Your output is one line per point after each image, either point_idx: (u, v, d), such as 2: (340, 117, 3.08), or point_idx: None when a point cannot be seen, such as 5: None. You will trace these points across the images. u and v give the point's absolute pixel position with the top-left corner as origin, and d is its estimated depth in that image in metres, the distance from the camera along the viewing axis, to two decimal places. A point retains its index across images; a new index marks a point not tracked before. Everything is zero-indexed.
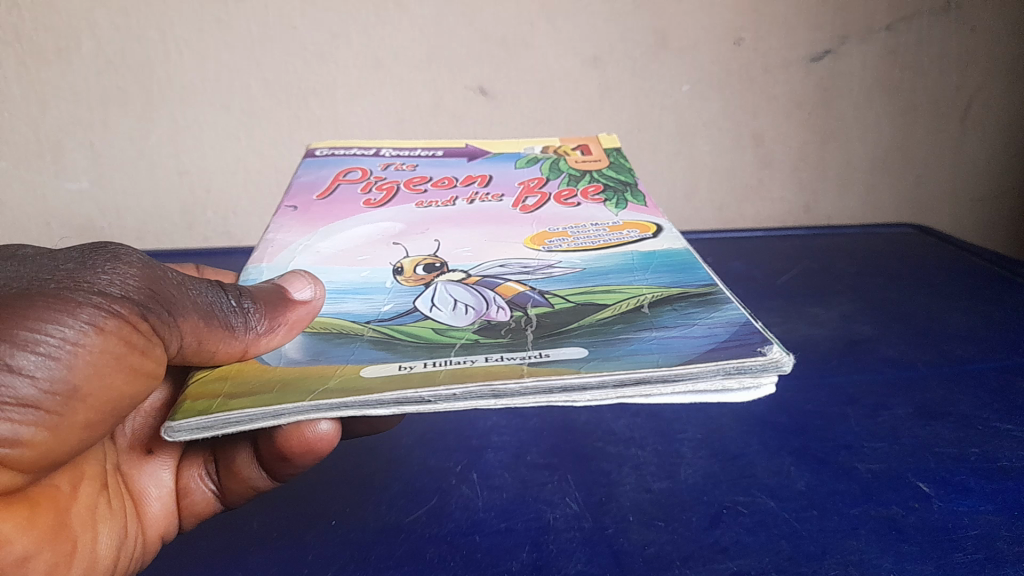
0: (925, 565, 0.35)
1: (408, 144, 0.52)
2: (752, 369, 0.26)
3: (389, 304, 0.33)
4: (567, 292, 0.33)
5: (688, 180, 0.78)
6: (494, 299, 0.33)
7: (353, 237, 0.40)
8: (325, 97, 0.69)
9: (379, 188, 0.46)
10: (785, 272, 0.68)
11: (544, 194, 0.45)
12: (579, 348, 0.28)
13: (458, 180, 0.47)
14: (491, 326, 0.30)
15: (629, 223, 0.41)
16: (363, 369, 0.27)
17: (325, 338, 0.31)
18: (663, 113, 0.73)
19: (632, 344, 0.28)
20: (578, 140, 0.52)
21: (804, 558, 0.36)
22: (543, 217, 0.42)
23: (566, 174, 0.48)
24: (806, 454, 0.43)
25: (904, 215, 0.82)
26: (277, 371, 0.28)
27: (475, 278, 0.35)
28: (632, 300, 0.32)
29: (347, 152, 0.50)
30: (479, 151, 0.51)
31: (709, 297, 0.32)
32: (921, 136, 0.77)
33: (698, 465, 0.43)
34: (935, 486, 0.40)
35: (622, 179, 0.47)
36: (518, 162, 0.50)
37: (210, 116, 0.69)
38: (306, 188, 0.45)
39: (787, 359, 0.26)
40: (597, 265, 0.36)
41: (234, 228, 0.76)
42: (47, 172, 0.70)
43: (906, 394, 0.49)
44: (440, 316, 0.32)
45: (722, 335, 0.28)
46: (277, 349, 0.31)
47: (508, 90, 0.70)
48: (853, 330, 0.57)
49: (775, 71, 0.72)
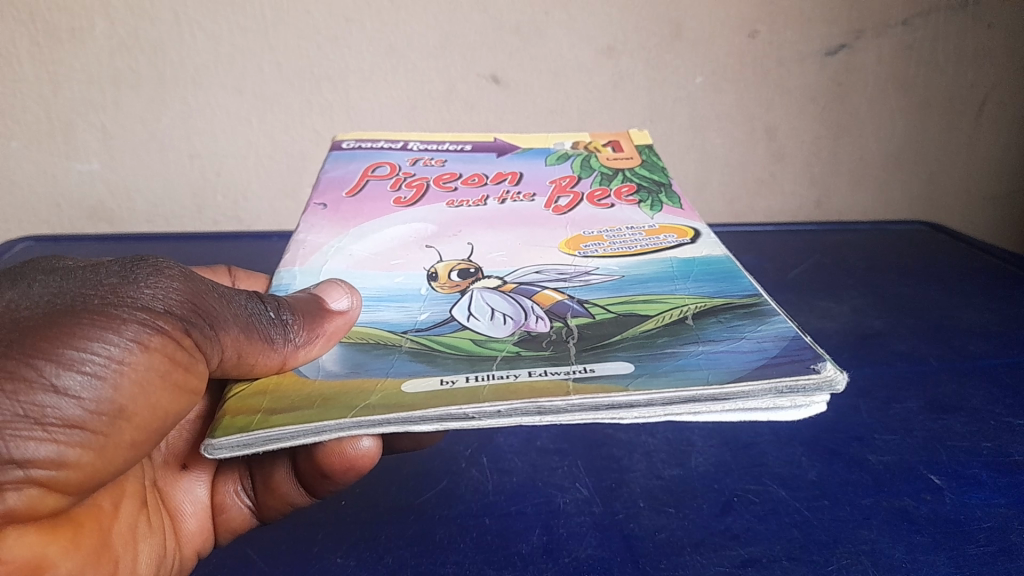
0: (936, 556, 0.35)
1: (436, 136, 0.51)
2: (803, 388, 0.26)
3: (426, 312, 0.33)
4: (608, 302, 0.33)
5: (700, 172, 0.78)
6: (531, 309, 0.33)
7: (385, 238, 0.40)
8: (338, 81, 0.69)
9: (409, 185, 0.46)
10: (796, 266, 0.68)
11: (577, 194, 0.45)
12: (626, 363, 0.28)
13: (488, 178, 0.47)
14: (530, 338, 0.30)
15: (665, 227, 0.41)
16: (405, 383, 0.27)
17: (368, 351, 0.31)
18: (676, 104, 0.73)
19: (678, 359, 0.28)
20: (608, 136, 0.52)
21: (815, 547, 0.36)
22: (578, 218, 0.42)
23: (599, 173, 0.47)
24: (817, 445, 0.43)
25: (916, 210, 0.82)
26: (317, 385, 0.28)
27: (511, 285, 0.35)
28: (675, 311, 0.32)
29: (375, 145, 0.50)
30: (508, 145, 0.51)
31: (754, 308, 0.32)
32: (935, 133, 0.77)
33: (710, 454, 0.43)
34: (946, 478, 0.40)
35: (656, 178, 0.47)
36: (549, 158, 0.49)
37: (221, 100, 0.69)
38: (336, 183, 0.45)
39: (840, 378, 0.26)
40: (636, 272, 0.36)
41: (243, 212, 0.76)
42: (58, 153, 0.70)
43: (919, 388, 0.49)
44: (478, 327, 0.32)
45: (772, 350, 0.28)
46: (317, 361, 0.31)
47: (521, 77, 0.70)
48: (864, 324, 0.57)
49: (790, 64, 0.71)
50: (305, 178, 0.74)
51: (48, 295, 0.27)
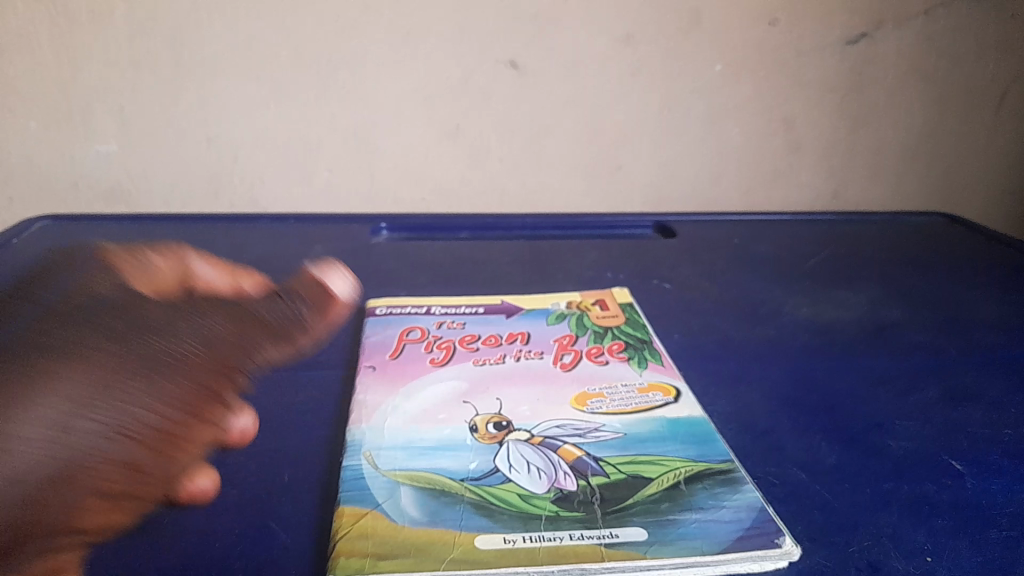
0: (960, 540, 0.34)
1: (452, 300, 0.54)
2: (771, 557, 0.32)
3: (474, 460, 0.36)
4: (617, 462, 0.37)
5: (716, 163, 0.77)
6: (558, 464, 0.37)
7: (432, 391, 0.42)
8: (354, 67, 0.69)
9: (439, 347, 0.48)
10: (814, 256, 0.67)
11: (577, 352, 0.48)
12: (640, 529, 0.32)
13: (502, 338, 0.49)
14: (564, 496, 0.34)
15: (653, 384, 0.45)
16: (477, 538, 0.31)
17: (445, 493, 0.34)
18: (694, 93, 0.73)
19: (678, 526, 0.33)
20: (595, 294, 0.57)
21: (836, 529, 0.34)
22: (582, 375, 0.45)
23: (592, 331, 0.51)
24: (835, 429, 0.42)
25: (932, 204, 0.81)
26: (406, 531, 0.32)
27: (539, 439, 0.38)
28: (669, 475, 0.36)
29: (403, 311, 0.53)
30: (514, 308, 0.54)
31: (730, 475, 0.36)
32: (954, 126, 0.77)
33: (727, 436, 0.41)
34: (967, 465, 0.40)
35: (641, 336, 0.50)
36: (550, 318, 0.53)
37: (239, 84, 0.69)
38: (376, 348, 0.47)
39: (796, 550, 0.32)
40: (635, 432, 0.40)
41: (260, 196, 0.75)
42: (75, 135, 0.70)
43: (936, 377, 0.48)
44: (518, 479, 0.35)
45: (747, 519, 0.33)
46: (363, 489, 0.34)
47: (539, 66, 0.70)
48: (882, 315, 0.57)
49: (808, 54, 0.71)
50: (320, 164, 0.73)
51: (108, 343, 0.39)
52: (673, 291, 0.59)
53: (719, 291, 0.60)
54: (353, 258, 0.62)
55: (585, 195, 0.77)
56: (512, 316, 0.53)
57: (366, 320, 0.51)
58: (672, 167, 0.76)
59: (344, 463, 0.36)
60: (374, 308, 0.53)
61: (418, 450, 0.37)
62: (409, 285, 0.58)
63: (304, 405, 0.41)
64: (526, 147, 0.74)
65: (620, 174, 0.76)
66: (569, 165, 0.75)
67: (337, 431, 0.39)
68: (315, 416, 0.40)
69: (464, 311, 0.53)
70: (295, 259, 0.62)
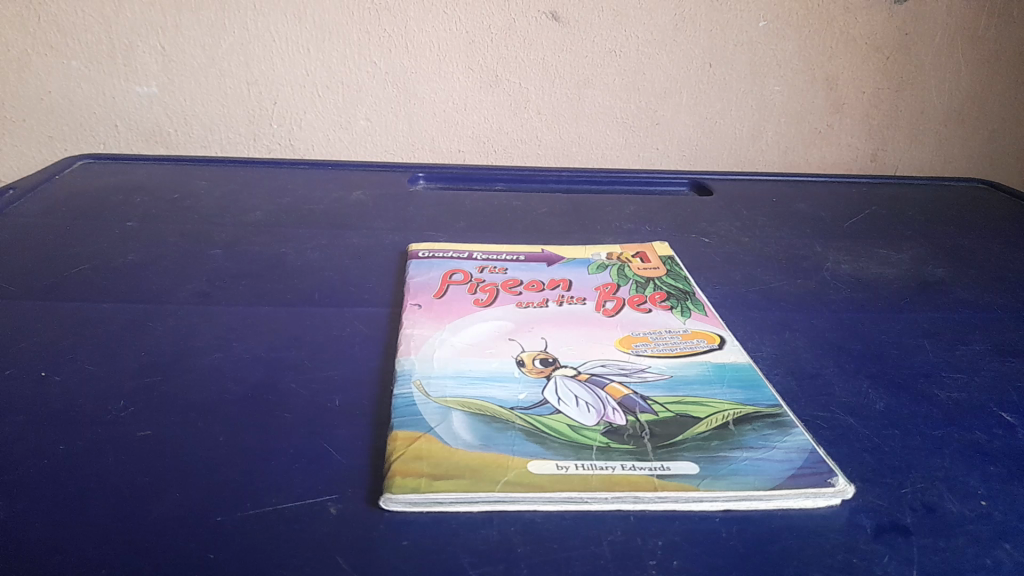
0: (1014, 486, 0.34)
1: (493, 248, 0.54)
2: (825, 494, 0.31)
3: (524, 393, 0.37)
4: (665, 400, 0.37)
5: (756, 120, 0.76)
6: (606, 400, 0.37)
7: (478, 331, 0.42)
8: (397, 13, 0.69)
9: (483, 289, 0.48)
10: (854, 216, 0.67)
11: (619, 299, 0.48)
12: (691, 464, 0.32)
13: (544, 284, 0.49)
14: (614, 430, 0.34)
15: (697, 332, 0.44)
16: (530, 463, 0.32)
17: (498, 420, 0.34)
18: (737, 49, 0.72)
19: (729, 463, 0.33)
20: (635, 247, 0.56)
21: (888, 471, 0.34)
22: (625, 321, 0.45)
23: (634, 281, 0.51)
24: (883, 378, 0.42)
25: (974, 169, 0.80)
26: (460, 455, 0.32)
27: (586, 375, 0.38)
28: (718, 415, 0.36)
29: (446, 255, 0.52)
30: (555, 257, 0.54)
31: (780, 418, 0.36)
32: (1000, 88, 0.76)
33: (774, 381, 0.41)
34: (1017, 416, 0.39)
35: (683, 287, 0.50)
36: (590, 268, 0.53)
37: (282, 27, 0.69)
38: (420, 288, 0.47)
39: (850, 488, 0.32)
40: (682, 374, 0.39)
41: (298, 141, 0.74)
42: (119, 75, 0.70)
43: (983, 332, 0.48)
44: (568, 412, 0.35)
45: (801, 458, 0.33)
46: (414, 416, 0.34)
47: (582, 16, 0.70)
48: (926, 272, 0.56)
49: (855, 11, 0.71)
50: (359, 111, 0.73)
51: (136, 336, 0.40)
52: (714, 243, 0.59)
53: (759, 245, 0.59)
54: (393, 203, 0.62)
55: (622, 150, 0.77)
56: (553, 264, 0.53)
57: (410, 262, 0.51)
58: (711, 124, 0.76)
59: (395, 391, 0.36)
60: (416, 252, 0.52)
61: (468, 381, 0.37)
62: (448, 230, 0.58)
63: (354, 338, 0.42)
64: (565, 99, 0.74)
65: (658, 130, 0.76)
66: (607, 119, 0.75)
67: (389, 363, 0.39)
68: (365, 348, 0.41)
69: (505, 258, 0.53)
70: (334, 203, 0.61)
